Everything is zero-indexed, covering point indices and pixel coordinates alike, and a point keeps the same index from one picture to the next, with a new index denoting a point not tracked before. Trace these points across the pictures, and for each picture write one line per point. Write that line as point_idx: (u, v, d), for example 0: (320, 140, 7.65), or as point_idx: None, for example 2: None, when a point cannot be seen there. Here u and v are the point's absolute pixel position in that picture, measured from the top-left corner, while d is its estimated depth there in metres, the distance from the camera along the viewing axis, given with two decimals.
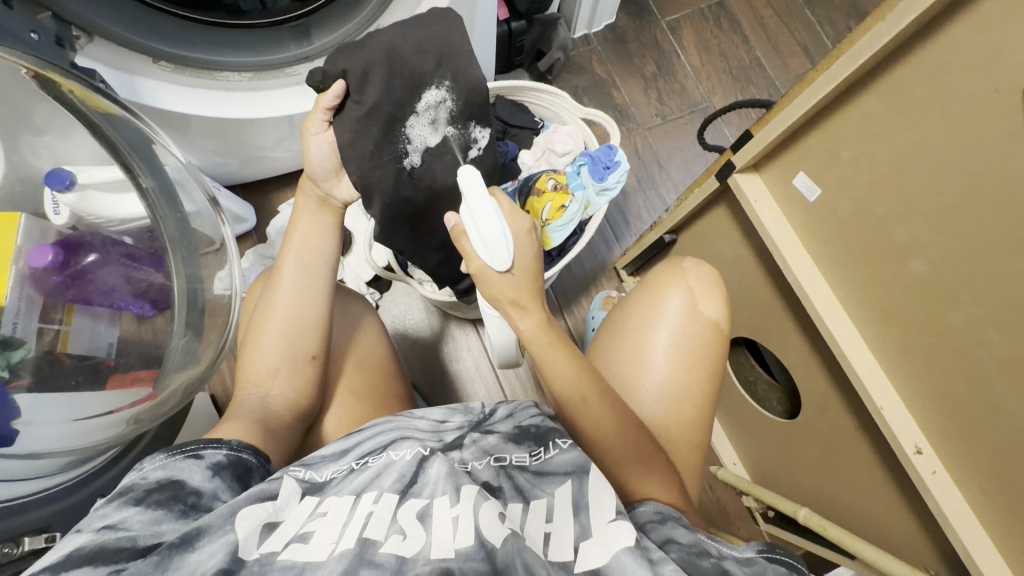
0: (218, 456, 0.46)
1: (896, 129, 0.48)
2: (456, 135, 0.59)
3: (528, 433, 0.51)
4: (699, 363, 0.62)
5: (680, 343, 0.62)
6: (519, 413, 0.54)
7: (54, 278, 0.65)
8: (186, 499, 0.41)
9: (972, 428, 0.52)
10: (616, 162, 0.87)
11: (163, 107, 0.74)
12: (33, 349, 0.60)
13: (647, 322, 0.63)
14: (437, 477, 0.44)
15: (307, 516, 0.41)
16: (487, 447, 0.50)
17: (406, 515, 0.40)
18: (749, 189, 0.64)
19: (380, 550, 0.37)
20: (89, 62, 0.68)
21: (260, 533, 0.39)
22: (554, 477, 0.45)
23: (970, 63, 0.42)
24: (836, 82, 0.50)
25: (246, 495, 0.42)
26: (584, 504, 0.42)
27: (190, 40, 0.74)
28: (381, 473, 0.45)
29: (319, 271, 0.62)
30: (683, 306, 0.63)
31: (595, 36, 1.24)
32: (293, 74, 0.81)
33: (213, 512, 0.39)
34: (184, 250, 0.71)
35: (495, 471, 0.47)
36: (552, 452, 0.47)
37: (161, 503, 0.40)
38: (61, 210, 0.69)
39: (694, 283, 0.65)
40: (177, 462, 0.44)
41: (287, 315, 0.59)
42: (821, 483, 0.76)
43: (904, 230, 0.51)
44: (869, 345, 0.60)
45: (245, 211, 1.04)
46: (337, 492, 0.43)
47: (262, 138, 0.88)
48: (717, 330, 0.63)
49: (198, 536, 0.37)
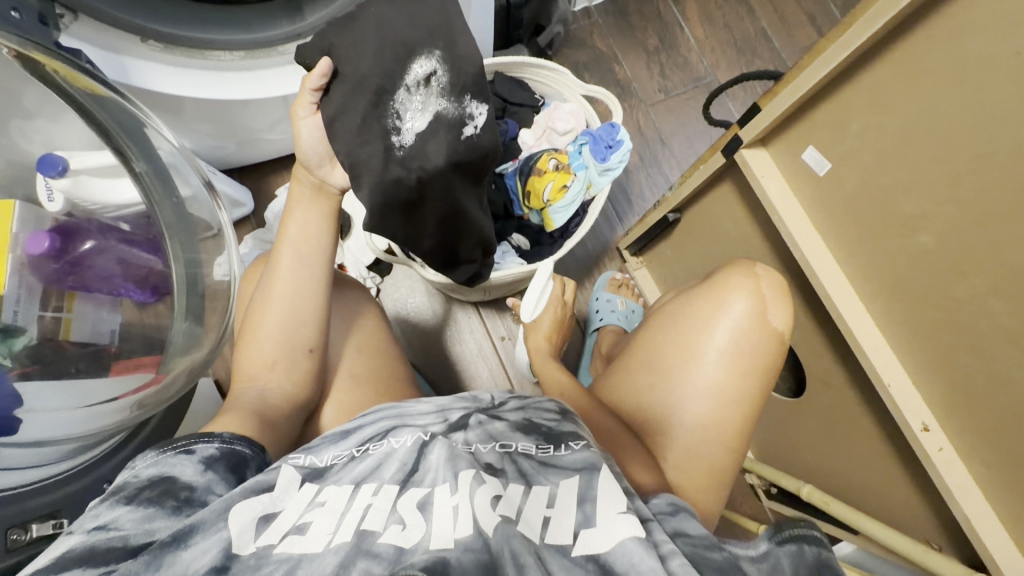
0: (210, 451, 0.45)
1: (907, 100, 0.47)
2: (449, 108, 0.53)
3: (538, 428, 0.51)
4: (755, 371, 0.58)
5: (737, 350, 0.58)
6: (530, 408, 0.55)
7: (52, 265, 0.63)
8: (179, 494, 0.41)
9: (974, 400, 0.52)
10: (619, 140, 0.84)
11: (154, 89, 0.73)
12: (35, 338, 0.58)
13: (707, 322, 0.60)
14: (439, 463, 0.44)
15: (306, 506, 0.41)
16: (493, 432, 0.50)
17: (406, 505, 0.40)
18: (756, 165, 0.62)
19: (377, 540, 0.37)
20: (74, 41, 0.65)
21: (256, 526, 0.38)
22: (561, 470, 0.45)
23: (985, 27, 0.40)
24: (849, 49, 0.47)
25: (240, 488, 0.41)
26: (591, 497, 0.41)
27: (178, 18, 0.72)
28: (382, 463, 0.45)
29: (317, 263, 0.60)
30: (746, 310, 0.59)
31: (596, 9, 1.21)
32: (286, 53, 0.79)
33: (208, 508, 0.39)
34: (185, 238, 0.72)
35: (499, 455, 0.47)
36: (563, 452, 0.47)
37: (152, 500, 0.40)
38: (54, 196, 0.67)
39: (766, 288, 0.61)
40: (168, 458, 0.43)
41: (284, 311, 0.58)
42: (825, 460, 0.76)
43: (910, 203, 0.50)
44: (876, 323, 0.59)
45: (242, 195, 1.03)
46: (337, 481, 0.44)
47: (256, 120, 0.86)
48: (781, 343, 0.60)
49: (191, 532, 0.37)
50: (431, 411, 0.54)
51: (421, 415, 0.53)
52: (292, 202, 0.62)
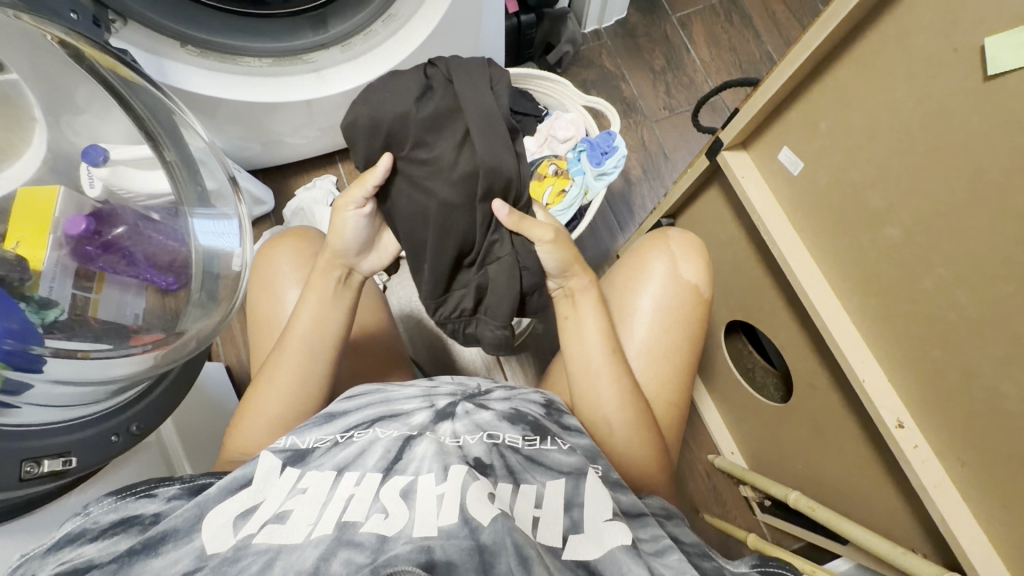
0: (172, 491, 0.49)
1: (864, 98, 0.51)
2: (480, 271, 0.66)
3: (523, 418, 0.56)
4: (678, 326, 0.64)
5: (663, 312, 0.64)
6: (514, 398, 0.60)
7: (87, 247, 0.70)
8: (142, 522, 0.45)
9: (944, 393, 0.53)
10: (614, 147, 0.89)
11: (189, 89, 0.82)
12: (65, 312, 0.64)
13: (635, 287, 0.66)
14: (423, 455, 0.48)
15: (287, 494, 0.45)
16: (480, 422, 0.55)
17: (389, 493, 0.44)
18: (737, 165, 0.65)
19: (359, 531, 0.40)
20: (123, 43, 0.74)
21: (235, 523, 0.42)
22: (548, 470, 0.50)
23: (929, 23, 0.44)
24: (809, 49, 0.52)
25: (216, 489, 0.46)
26: (577, 504, 0.46)
27: (214, 27, 0.80)
28: (365, 451, 0.49)
29: (323, 350, 0.62)
30: (666, 272, 0.65)
31: (605, 31, 1.27)
32: (310, 61, 0.88)
33: (179, 516, 0.43)
34: (207, 221, 0.80)
35: (488, 448, 0.51)
36: (549, 446, 0.52)
37: (117, 531, 0.44)
38: (95, 183, 0.74)
39: (677, 250, 0.67)
40: (129, 504, 0.47)
41: (287, 399, 0.60)
42: (813, 469, 0.76)
43: (876, 195, 0.53)
44: (855, 323, 0.60)
45: (264, 194, 1.10)
46: (319, 467, 0.48)
47: (279, 123, 0.95)
48: (698, 295, 0.65)
49: (163, 540, 0.42)
50: (417, 396, 0.58)
51: (407, 399, 0.58)
52: (311, 286, 0.63)
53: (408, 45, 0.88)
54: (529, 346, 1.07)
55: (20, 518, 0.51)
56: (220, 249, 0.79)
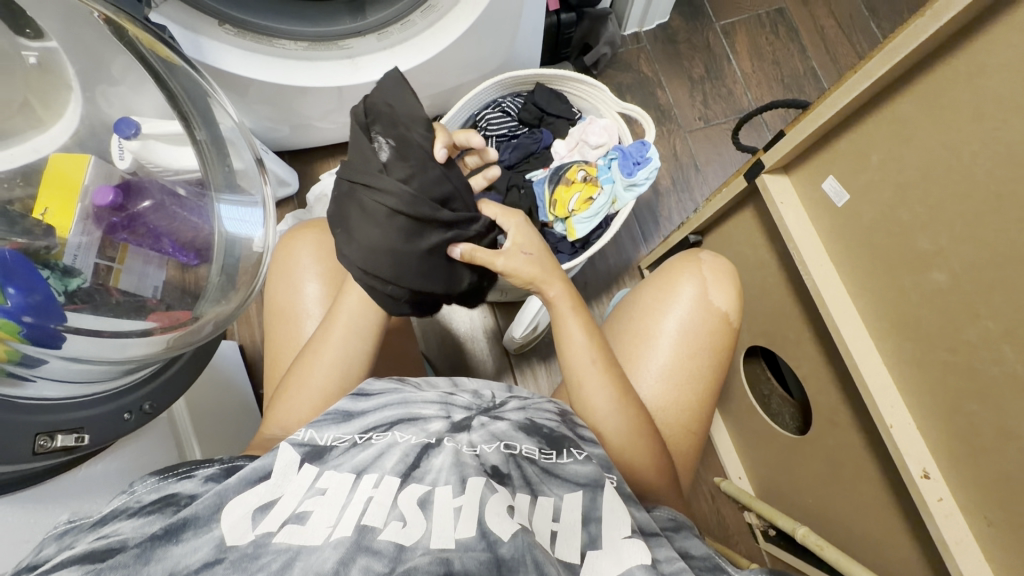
0: (210, 472, 0.48)
1: (920, 134, 0.49)
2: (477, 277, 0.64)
3: (540, 431, 0.55)
4: (704, 353, 0.63)
5: (688, 332, 0.63)
6: (531, 408, 0.59)
7: (112, 218, 0.70)
8: (179, 502, 0.44)
9: (974, 449, 0.50)
10: (647, 157, 0.86)
11: (223, 67, 0.81)
12: (88, 281, 0.64)
13: (658, 308, 0.64)
14: (441, 466, 0.48)
15: (306, 491, 0.45)
16: (497, 432, 0.54)
17: (408, 501, 0.43)
18: (777, 191, 0.63)
19: (378, 537, 0.39)
20: (162, 18, 0.74)
21: (253, 516, 0.42)
22: (564, 482, 0.49)
23: (1005, 61, 0.41)
24: (870, 80, 0.49)
25: (236, 479, 0.45)
26: (595, 518, 0.46)
27: (253, 7, 0.80)
28: (383, 454, 0.49)
29: (369, 330, 0.63)
30: (693, 296, 0.64)
31: (646, 34, 1.23)
32: (346, 46, 0.87)
33: (200, 504, 0.42)
34: (233, 208, 0.79)
35: (505, 457, 0.51)
36: (565, 460, 0.52)
37: (153, 510, 0.43)
38: (125, 155, 0.74)
39: (707, 274, 0.65)
40: (170, 484, 0.46)
41: (330, 375, 0.61)
42: (825, 506, 0.74)
43: (924, 237, 0.50)
44: (887, 365, 0.58)
45: (289, 175, 1.10)
46: (337, 467, 0.47)
47: (310, 106, 0.95)
48: (725, 323, 0.64)
49: (184, 527, 0.40)
50: (435, 400, 0.58)
51: (425, 403, 0.57)
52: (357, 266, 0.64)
53: (445, 38, 0.86)
54: (542, 350, 1.06)
55: (37, 486, 0.52)
56: (241, 235, 0.79)
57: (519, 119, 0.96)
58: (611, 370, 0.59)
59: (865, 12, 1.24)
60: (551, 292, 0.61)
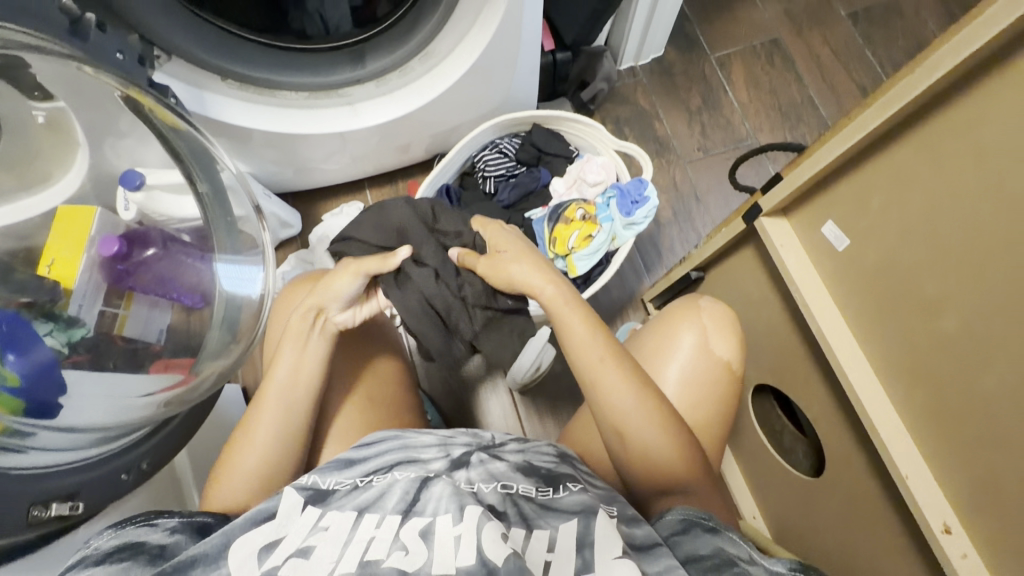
0: (172, 522, 0.49)
1: (912, 184, 0.49)
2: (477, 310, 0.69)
3: (537, 472, 0.55)
4: (707, 405, 0.61)
5: (690, 381, 0.61)
6: (529, 451, 0.59)
7: (117, 267, 0.71)
8: (149, 551, 0.46)
9: (994, 501, 0.48)
10: (645, 197, 0.86)
11: (224, 119, 0.83)
12: (90, 332, 0.66)
13: (658, 357, 0.63)
14: (440, 495, 0.48)
15: (309, 530, 0.46)
16: (494, 472, 0.54)
17: (409, 533, 0.44)
18: (775, 233, 0.62)
19: (381, 565, 0.41)
20: (165, 77, 0.76)
21: (260, 554, 0.44)
22: (560, 513, 0.48)
23: (1003, 112, 0.41)
24: (863, 131, 0.50)
25: (243, 519, 0.47)
26: (589, 543, 0.44)
27: (256, 61, 0.82)
28: (384, 493, 0.50)
29: (300, 407, 0.60)
30: (694, 344, 0.63)
31: (642, 68, 1.25)
32: (345, 93, 0.89)
33: (209, 542, 0.46)
34: (232, 266, 0.79)
35: (500, 497, 0.50)
36: (561, 493, 0.51)
37: (124, 557, 0.45)
38: (130, 206, 0.75)
39: (707, 322, 0.64)
40: (131, 530, 0.47)
41: (267, 451, 0.58)
42: (842, 553, 0.70)
43: (932, 284, 0.49)
44: (899, 411, 0.56)
45: (291, 216, 1.11)
46: (340, 507, 0.49)
47: (314, 151, 0.96)
48: (729, 371, 0.62)
49: (193, 565, 0.44)
50: (434, 443, 0.59)
51: (424, 448, 0.57)
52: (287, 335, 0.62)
53: (444, 81, 0.88)
54: (545, 385, 1.04)
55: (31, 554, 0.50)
56: (241, 292, 0.79)
57: (517, 159, 0.97)
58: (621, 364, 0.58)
59: (860, 40, 1.26)
60: (545, 292, 0.62)
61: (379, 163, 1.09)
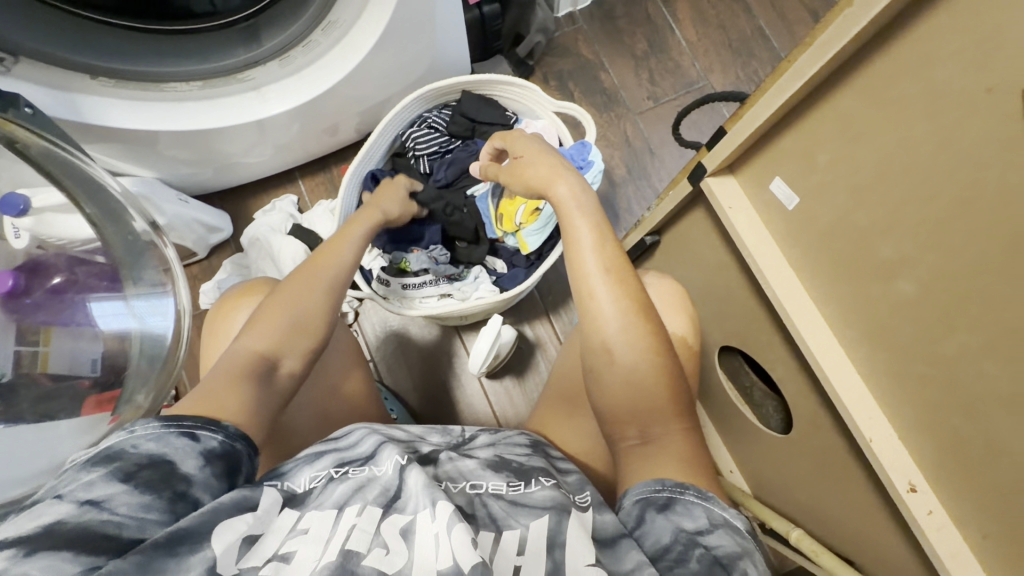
0: (214, 440, 0.42)
1: (862, 139, 0.45)
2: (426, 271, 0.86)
3: (509, 466, 0.49)
4: None
5: None
6: (501, 445, 0.53)
7: (24, 301, 0.68)
8: (175, 484, 0.38)
9: (958, 459, 0.46)
10: (589, 159, 0.80)
11: (112, 125, 0.72)
12: (8, 373, 0.65)
13: None
14: (417, 488, 0.42)
15: (288, 532, 0.38)
16: (463, 470, 0.48)
17: (390, 529, 0.39)
18: (722, 194, 0.58)
19: (362, 562, 0.36)
20: (11, 82, 0.64)
21: (240, 548, 0.37)
22: (531, 510, 0.43)
23: (945, 47, 0.37)
24: (803, 77, 0.45)
25: (230, 499, 0.39)
26: (560, 543, 0.39)
27: (131, 53, 0.72)
28: (364, 485, 0.42)
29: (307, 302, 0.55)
30: None
31: (581, 13, 1.15)
32: (243, 79, 0.78)
33: (195, 514, 0.37)
34: (146, 302, 0.72)
35: (469, 498, 0.44)
36: (533, 488, 0.45)
37: (149, 483, 0.38)
38: (21, 233, 0.70)
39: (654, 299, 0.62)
40: (171, 437, 0.40)
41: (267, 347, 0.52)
42: (815, 505, 0.70)
43: (886, 244, 0.46)
44: (862, 373, 0.53)
45: (220, 220, 1.02)
46: (319, 505, 0.41)
47: (234, 142, 0.85)
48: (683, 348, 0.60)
49: (181, 541, 0.35)
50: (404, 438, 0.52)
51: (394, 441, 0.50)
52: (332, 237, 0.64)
53: (354, 54, 0.78)
54: (513, 366, 1.01)
55: None
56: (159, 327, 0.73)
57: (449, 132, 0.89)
58: (619, 273, 0.54)
59: None
60: (557, 189, 0.60)
61: (305, 151, 0.99)
